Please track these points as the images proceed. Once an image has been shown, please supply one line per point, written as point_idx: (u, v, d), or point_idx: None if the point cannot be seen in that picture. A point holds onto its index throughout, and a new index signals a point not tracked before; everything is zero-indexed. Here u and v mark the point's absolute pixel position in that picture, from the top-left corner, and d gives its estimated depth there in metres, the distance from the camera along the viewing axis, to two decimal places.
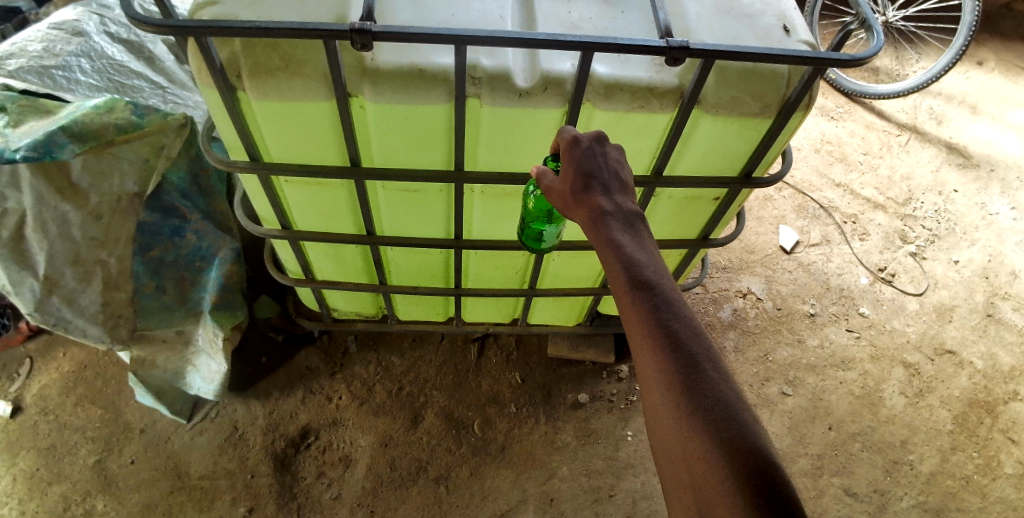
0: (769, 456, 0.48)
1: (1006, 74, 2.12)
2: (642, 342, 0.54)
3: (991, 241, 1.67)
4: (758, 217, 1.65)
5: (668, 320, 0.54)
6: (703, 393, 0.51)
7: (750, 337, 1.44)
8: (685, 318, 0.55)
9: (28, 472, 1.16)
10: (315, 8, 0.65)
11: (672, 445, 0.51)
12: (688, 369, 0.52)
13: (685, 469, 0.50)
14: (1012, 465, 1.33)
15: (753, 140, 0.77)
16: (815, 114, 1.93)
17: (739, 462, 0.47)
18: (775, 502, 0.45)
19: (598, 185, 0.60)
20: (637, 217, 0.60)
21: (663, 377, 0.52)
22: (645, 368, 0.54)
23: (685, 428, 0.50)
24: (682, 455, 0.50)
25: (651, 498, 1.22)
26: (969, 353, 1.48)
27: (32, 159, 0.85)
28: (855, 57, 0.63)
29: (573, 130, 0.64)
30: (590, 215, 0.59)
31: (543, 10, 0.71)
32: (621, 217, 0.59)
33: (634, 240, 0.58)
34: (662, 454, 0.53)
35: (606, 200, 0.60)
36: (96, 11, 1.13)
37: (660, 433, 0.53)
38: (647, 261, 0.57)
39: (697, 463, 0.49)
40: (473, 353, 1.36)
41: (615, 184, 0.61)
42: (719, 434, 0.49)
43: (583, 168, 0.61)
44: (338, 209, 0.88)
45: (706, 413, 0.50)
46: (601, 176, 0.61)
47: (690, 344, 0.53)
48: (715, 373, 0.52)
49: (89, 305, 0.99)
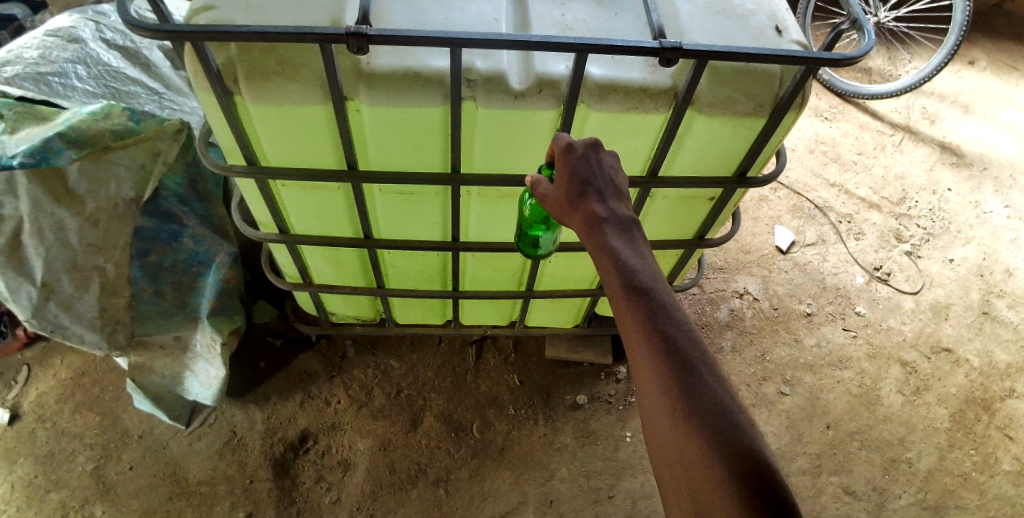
0: (766, 458, 0.49)
1: (998, 74, 2.14)
2: (639, 345, 0.54)
3: (986, 239, 1.68)
4: (754, 217, 1.66)
5: (665, 324, 0.54)
6: (700, 396, 0.51)
7: (747, 338, 1.44)
8: (681, 321, 0.55)
9: (26, 480, 1.16)
10: (310, 12, 0.66)
11: (669, 448, 0.52)
12: (685, 371, 0.52)
13: (682, 471, 0.50)
14: (1010, 461, 1.34)
15: (748, 139, 0.77)
16: (809, 115, 1.94)
17: (736, 463, 0.48)
18: (772, 502, 0.46)
19: (594, 191, 0.61)
20: (632, 223, 0.60)
21: (659, 379, 0.52)
22: (642, 372, 0.54)
23: (683, 431, 0.51)
24: (680, 458, 0.50)
25: (651, 498, 1.22)
26: (966, 350, 1.49)
27: (28, 165, 0.86)
28: (847, 56, 0.64)
29: (568, 138, 0.64)
30: (585, 221, 0.60)
31: (538, 12, 0.71)
32: (617, 222, 0.60)
33: (630, 246, 0.59)
34: (659, 456, 0.53)
35: (603, 206, 0.60)
36: (92, 18, 1.14)
37: (657, 436, 0.53)
38: (643, 266, 0.57)
39: (695, 466, 0.49)
40: (472, 355, 1.36)
41: (609, 190, 0.62)
42: (716, 435, 0.49)
43: (580, 175, 0.61)
44: (336, 212, 0.88)
45: (703, 415, 0.50)
46: (597, 182, 0.61)
47: (686, 348, 0.53)
48: (712, 376, 0.52)
49: (86, 310, 0.99)
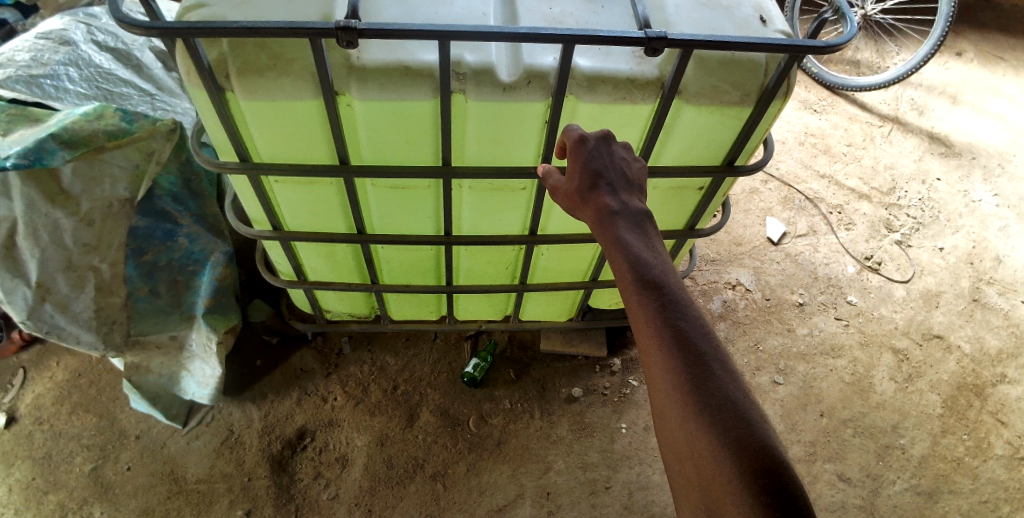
0: (777, 455, 0.50)
1: (985, 64, 2.16)
2: (650, 340, 0.55)
3: (976, 227, 1.70)
4: (745, 209, 1.68)
5: (677, 320, 0.55)
6: (711, 391, 0.52)
7: (740, 328, 1.45)
8: (692, 316, 0.56)
9: (24, 482, 1.16)
10: (301, 9, 0.67)
11: (678, 443, 0.52)
12: (697, 367, 0.53)
13: (693, 467, 0.51)
14: (1002, 446, 1.35)
15: (735, 129, 0.79)
16: (798, 107, 1.96)
17: (746, 460, 0.49)
18: (783, 499, 0.47)
19: (605, 184, 0.63)
20: (644, 216, 0.62)
21: (670, 374, 0.53)
22: (652, 366, 0.55)
23: (692, 427, 0.51)
24: (690, 454, 0.51)
25: (648, 489, 1.23)
26: (957, 337, 1.50)
27: (22, 166, 0.84)
28: (831, 43, 0.64)
29: (580, 129, 0.67)
30: (598, 214, 0.62)
31: (526, 6, 0.72)
32: (628, 216, 0.61)
33: (641, 238, 0.60)
34: (670, 451, 0.54)
35: (614, 199, 0.62)
36: (83, 20, 1.14)
37: (667, 431, 0.54)
38: (654, 260, 0.58)
39: (706, 462, 0.50)
40: (467, 349, 1.37)
41: (621, 183, 0.64)
42: (727, 430, 0.50)
43: (591, 167, 0.64)
44: (327, 208, 0.88)
45: (715, 412, 0.51)
46: (608, 176, 0.64)
47: (699, 342, 0.54)
48: (723, 371, 0.53)
49: (82, 311, 1.00)
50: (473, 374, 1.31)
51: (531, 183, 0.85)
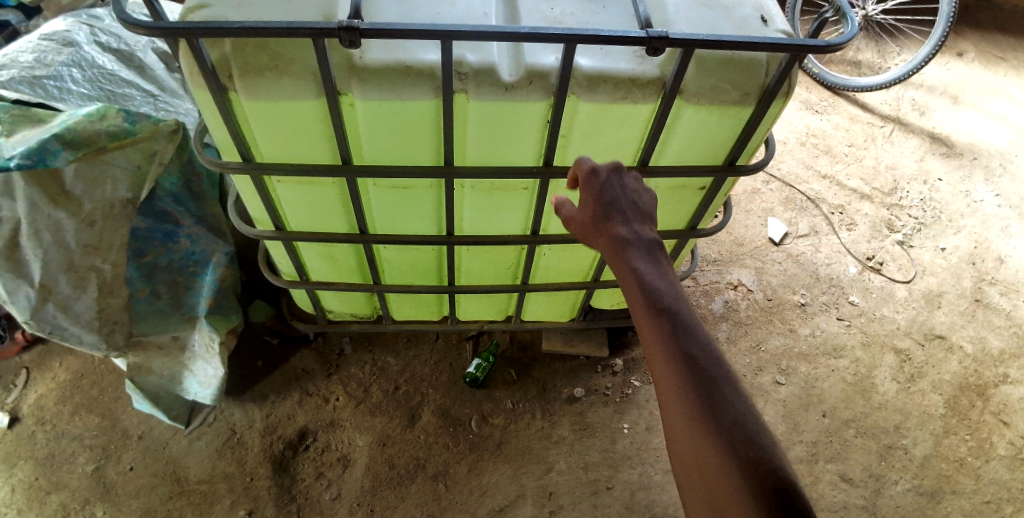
0: (785, 472, 0.50)
1: (986, 65, 2.16)
2: (659, 358, 0.55)
3: (977, 228, 1.70)
4: (746, 209, 1.68)
5: (687, 342, 0.55)
6: (721, 410, 0.52)
7: (741, 329, 1.45)
8: (703, 338, 0.56)
9: (26, 482, 1.16)
10: (302, 10, 0.67)
11: (687, 457, 0.53)
12: (707, 387, 0.53)
13: (702, 481, 0.51)
14: (1005, 446, 1.35)
15: (735, 128, 0.79)
16: (800, 108, 1.96)
17: (755, 476, 0.49)
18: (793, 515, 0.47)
19: (618, 215, 0.63)
20: (656, 245, 0.62)
21: (676, 386, 0.54)
22: (662, 384, 0.55)
23: (702, 442, 0.52)
24: (699, 468, 0.51)
25: (649, 489, 1.22)
26: (959, 337, 1.50)
27: (26, 166, 0.85)
28: (831, 43, 0.64)
29: (592, 161, 0.68)
30: (611, 243, 0.62)
31: (526, 6, 0.73)
32: (641, 245, 0.62)
33: (653, 267, 0.60)
34: (676, 460, 0.54)
35: (626, 229, 0.62)
36: (86, 22, 1.15)
37: (676, 444, 0.54)
38: (666, 287, 0.58)
39: (715, 477, 0.50)
40: (467, 350, 1.38)
41: (633, 213, 0.64)
42: (734, 442, 0.51)
43: (604, 198, 0.64)
44: (328, 206, 0.88)
45: (725, 429, 0.51)
46: (621, 206, 0.64)
47: (709, 364, 0.54)
48: (731, 390, 0.53)
49: (84, 311, 1.00)
50: (475, 374, 1.31)
51: (532, 183, 0.86)
